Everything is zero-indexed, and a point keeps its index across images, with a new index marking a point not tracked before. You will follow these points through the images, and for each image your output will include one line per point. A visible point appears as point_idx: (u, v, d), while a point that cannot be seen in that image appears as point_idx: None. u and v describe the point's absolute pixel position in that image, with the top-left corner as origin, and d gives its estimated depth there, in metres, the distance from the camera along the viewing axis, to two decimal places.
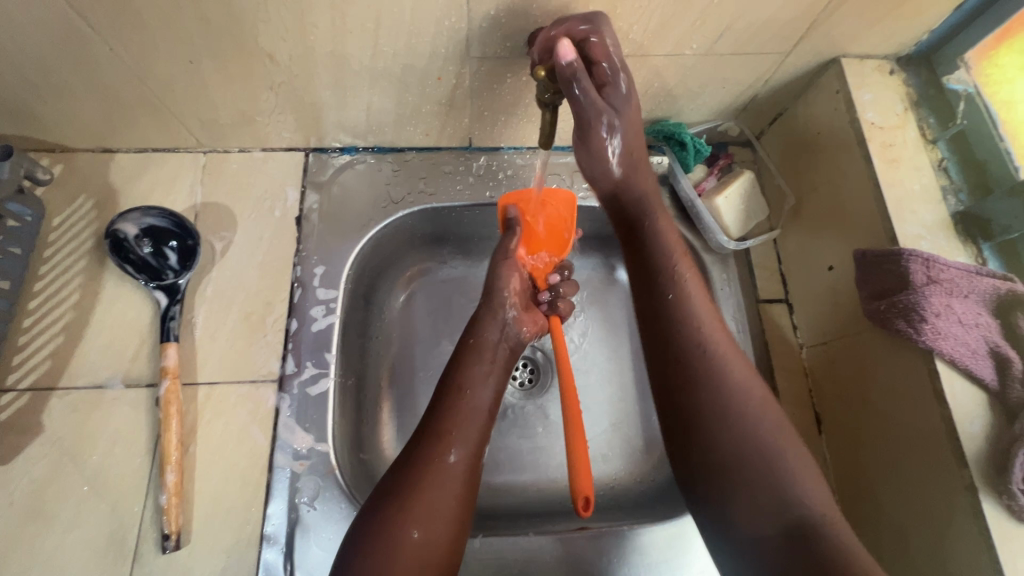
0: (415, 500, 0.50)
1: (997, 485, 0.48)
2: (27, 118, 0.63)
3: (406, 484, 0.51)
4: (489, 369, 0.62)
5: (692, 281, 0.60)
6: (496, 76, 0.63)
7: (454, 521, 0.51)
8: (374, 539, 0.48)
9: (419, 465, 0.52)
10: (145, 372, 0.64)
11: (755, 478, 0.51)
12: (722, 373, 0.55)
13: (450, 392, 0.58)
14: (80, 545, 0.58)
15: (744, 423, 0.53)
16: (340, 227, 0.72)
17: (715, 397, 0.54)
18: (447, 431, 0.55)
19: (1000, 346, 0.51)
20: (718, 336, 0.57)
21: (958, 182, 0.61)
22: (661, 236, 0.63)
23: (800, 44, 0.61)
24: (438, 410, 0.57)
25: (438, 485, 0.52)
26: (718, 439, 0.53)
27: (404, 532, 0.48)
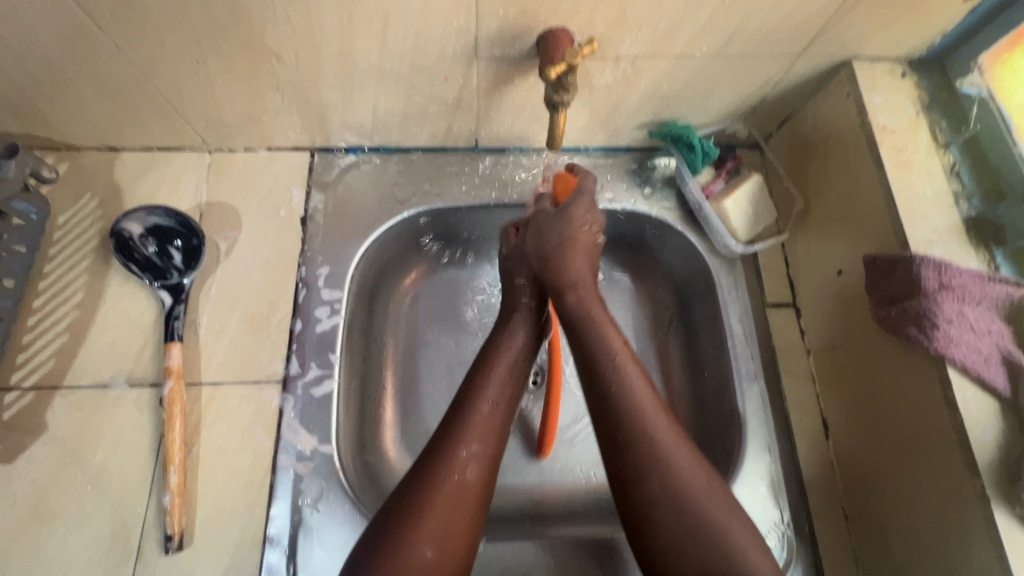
0: (429, 516, 0.49)
1: (1009, 495, 0.48)
2: (33, 116, 0.63)
3: (418, 506, 0.50)
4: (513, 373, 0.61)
5: (633, 367, 0.56)
6: (504, 77, 0.62)
7: (465, 539, 0.50)
8: (386, 556, 0.47)
9: (435, 480, 0.51)
10: (149, 371, 0.64)
11: (704, 560, 0.47)
12: (670, 462, 0.50)
13: (470, 404, 0.57)
14: (82, 545, 0.57)
15: (684, 500, 0.49)
16: (345, 227, 0.72)
17: (665, 486, 0.50)
18: (465, 446, 0.54)
19: (1013, 354, 0.51)
20: (658, 419, 0.53)
21: (971, 187, 0.60)
22: (601, 326, 0.59)
23: (811, 46, 0.60)
24: (456, 420, 0.56)
25: (454, 501, 0.51)
26: (665, 530, 0.49)
27: (417, 550, 0.47)
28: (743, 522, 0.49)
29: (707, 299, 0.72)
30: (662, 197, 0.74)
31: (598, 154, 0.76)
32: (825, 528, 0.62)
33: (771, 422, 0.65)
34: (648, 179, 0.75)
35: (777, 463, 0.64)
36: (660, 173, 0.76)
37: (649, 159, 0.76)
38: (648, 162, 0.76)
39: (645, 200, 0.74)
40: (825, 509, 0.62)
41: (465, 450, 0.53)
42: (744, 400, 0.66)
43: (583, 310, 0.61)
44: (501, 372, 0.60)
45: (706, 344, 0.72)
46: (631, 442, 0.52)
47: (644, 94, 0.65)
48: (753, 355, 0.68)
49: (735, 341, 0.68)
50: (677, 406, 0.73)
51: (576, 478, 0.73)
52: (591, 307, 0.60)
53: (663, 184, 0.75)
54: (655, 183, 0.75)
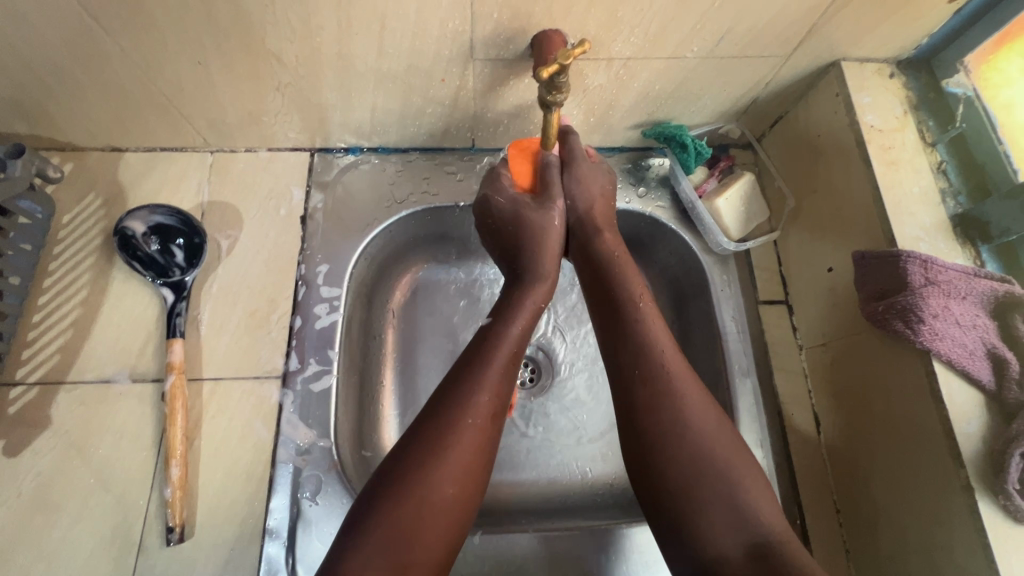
0: (449, 457, 0.50)
1: (993, 485, 0.49)
2: (39, 117, 0.65)
3: (433, 438, 0.51)
4: (532, 324, 0.60)
5: (650, 308, 0.59)
6: (500, 78, 0.63)
7: (475, 482, 0.51)
8: (401, 495, 0.47)
9: (452, 423, 0.51)
10: (151, 367, 0.65)
11: (713, 493, 0.49)
12: (683, 397, 0.53)
13: (488, 350, 0.57)
14: (85, 536, 0.58)
15: (692, 433, 0.51)
16: (345, 226, 0.73)
17: (675, 416, 0.52)
18: (481, 389, 0.54)
19: (998, 348, 0.52)
20: (673, 358, 0.55)
21: (957, 185, 0.61)
22: (622, 271, 0.61)
23: (800, 47, 0.61)
24: (474, 364, 0.55)
25: (471, 443, 0.51)
26: (675, 458, 0.51)
27: (433, 489, 0.48)
28: (749, 466, 0.51)
29: (701, 296, 0.73)
30: (656, 196, 0.75)
31: None
32: (816, 522, 0.62)
33: (763, 417, 0.66)
34: (643, 178, 0.76)
35: (769, 458, 0.64)
36: (654, 172, 0.77)
37: (644, 159, 0.77)
38: (642, 162, 0.77)
39: (639, 199, 0.75)
40: (817, 503, 0.63)
41: (484, 396, 0.53)
42: (736, 396, 0.67)
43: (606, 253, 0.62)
44: (524, 323, 0.59)
45: (699, 340, 0.73)
46: (647, 377, 0.54)
47: (637, 95, 0.67)
48: (746, 352, 0.69)
49: (728, 337, 0.69)
50: None
51: (571, 473, 0.74)
52: (612, 253, 0.62)
53: (657, 183, 0.76)
54: (649, 182, 0.76)
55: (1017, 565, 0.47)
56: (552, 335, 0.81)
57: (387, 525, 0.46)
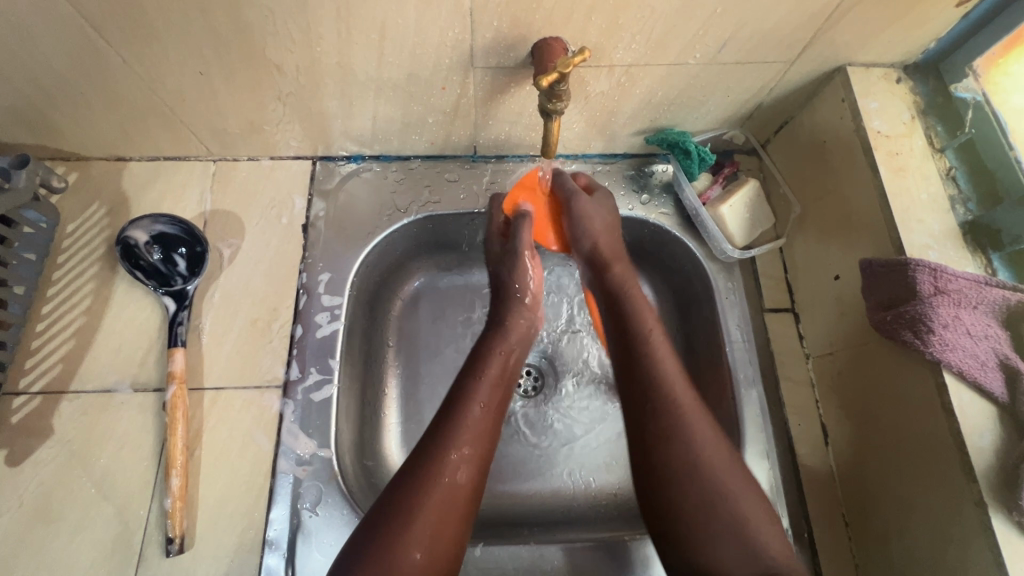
0: (421, 518, 0.49)
1: (1007, 500, 0.47)
2: (44, 127, 0.65)
3: (408, 505, 0.49)
4: (501, 378, 0.61)
5: (660, 341, 0.59)
6: (501, 86, 0.63)
7: (453, 542, 0.50)
8: (374, 555, 0.46)
9: (425, 480, 0.51)
10: (152, 376, 0.65)
11: (723, 526, 0.48)
12: (693, 434, 0.52)
13: (462, 406, 0.56)
14: (86, 547, 0.58)
15: (699, 469, 0.50)
16: (346, 234, 0.73)
17: (682, 449, 0.51)
18: (456, 449, 0.53)
19: (1010, 358, 0.50)
20: (682, 392, 0.54)
21: (967, 192, 0.60)
22: (639, 305, 0.62)
23: (805, 52, 0.61)
24: (449, 423, 0.55)
25: (445, 503, 0.50)
26: (683, 494, 0.50)
27: (405, 554, 0.47)
28: (751, 491, 0.50)
29: (705, 304, 0.72)
30: (659, 202, 0.75)
31: (596, 161, 0.77)
32: (824, 535, 0.61)
33: (769, 427, 0.65)
34: (646, 185, 0.76)
35: (776, 469, 0.63)
36: (657, 179, 0.76)
37: (647, 165, 0.77)
38: (646, 168, 0.77)
39: (643, 206, 0.74)
40: (824, 515, 0.62)
41: (455, 453, 0.53)
42: (741, 406, 0.66)
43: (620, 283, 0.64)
44: (493, 377, 0.60)
45: (703, 349, 0.72)
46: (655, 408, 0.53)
47: (640, 101, 0.66)
48: (751, 360, 0.68)
49: (732, 346, 0.68)
50: None
51: (575, 484, 0.73)
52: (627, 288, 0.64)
53: (660, 190, 0.76)
54: (652, 189, 0.76)
55: None
56: (554, 342, 0.80)
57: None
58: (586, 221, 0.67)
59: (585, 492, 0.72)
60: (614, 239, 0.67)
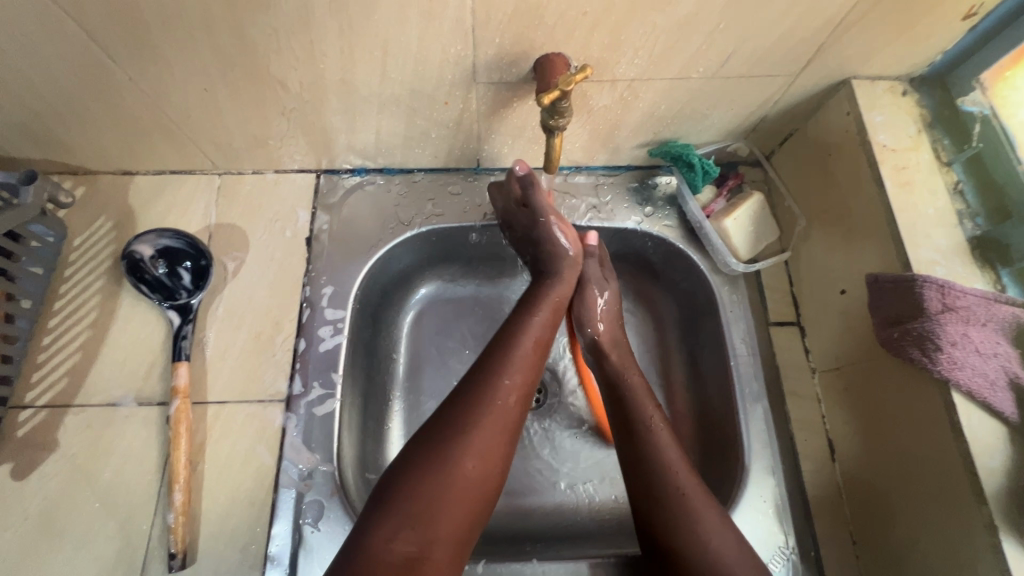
0: (476, 433, 0.52)
1: (1018, 523, 0.46)
2: (52, 143, 0.66)
3: (466, 421, 0.52)
4: (552, 317, 0.63)
5: (661, 426, 0.59)
6: (503, 101, 0.63)
7: (504, 458, 0.53)
8: (429, 467, 0.49)
9: (479, 397, 0.54)
10: (156, 390, 0.65)
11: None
12: (698, 512, 0.52)
13: (514, 334, 0.59)
14: (90, 561, 0.58)
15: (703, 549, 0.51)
16: (349, 247, 0.73)
17: (690, 533, 0.52)
18: (512, 374, 0.56)
19: (1020, 377, 0.50)
20: (681, 471, 0.55)
21: (975, 206, 0.59)
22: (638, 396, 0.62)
23: (809, 66, 0.60)
24: (503, 351, 0.58)
25: (499, 422, 0.53)
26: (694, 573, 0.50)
27: (463, 465, 0.50)
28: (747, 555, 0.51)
29: (710, 317, 0.72)
30: (662, 215, 0.74)
31: (600, 173, 0.77)
32: (831, 553, 0.60)
33: (775, 443, 0.65)
34: (649, 198, 0.75)
35: (782, 486, 0.63)
36: (661, 191, 0.76)
37: (651, 178, 0.76)
38: (649, 180, 0.76)
39: (646, 218, 0.74)
40: (831, 533, 0.61)
41: (507, 379, 0.55)
42: (747, 421, 0.65)
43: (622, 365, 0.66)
44: (544, 313, 0.63)
45: (708, 363, 0.72)
46: (664, 504, 0.53)
47: (643, 115, 0.66)
48: (756, 375, 0.68)
49: (737, 360, 0.68)
50: (681, 426, 0.72)
51: (577, 498, 0.72)
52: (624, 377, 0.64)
53: (664, 202, 0.75)
54: (656, 202, 0.75)
55: None
56: (556, 354, 0.80)
57: (411, 503, 0.48)
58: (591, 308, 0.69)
59: (588, 506, 0.72)
60: (614, 327, 0.69)
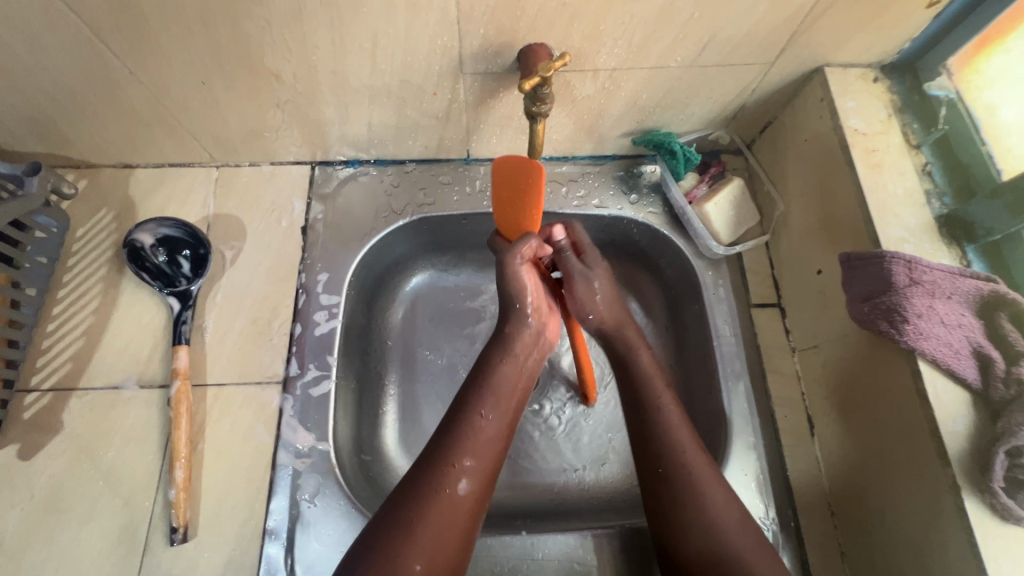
0: (422, 532, 0.50)
1: (979, 483, 0.48)
2: (56, 136, 0.69)
3: (412, 514, 0.51)
4: (509, 385, 0.61)
5: (672, 408, 0.60)
6: (489, 91, 0.66)
7: (457, 550, 0.51)
8: (375, 571, 0.47)
9: (427, 495, 0.52)
10: (157, 374, 0.68)
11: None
12: (703, 491, 0.55)
13: (466, 417, 0.57)
14: (94, 537, 0.61)
15: (696, 501, 0.54)
16: (344, 235, 0.75)
17: (691, 500, 0.54)
18: (461, 459, 0.54)
19: (984, 347, 0.51)
20: (696, 458, 0.57)
21: (942, 186, 0.61)
22: (647, 373, 0.63)
23: (783, 55, 0.63)
24: (450, 435, 0.56)
25: (445, 518, 0.51)
26: (695, 554, 0.53)
27: (407, 563, 0.48)
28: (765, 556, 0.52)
29: (694, 300, 0.75)
30: (647, 202, 0.77)
31: (586, 162, 0.79)
32: (810, 523, 0.63)
33: (755, 418, 0.67)
34: (635, 185, 0.78)
35: (762, 458, 0.65)
36: (646, 179, 0.78)
37: (636, 166, 0.79)
38: (635, 169, 0.79)
39: (631, 205, 0.77)
40: (810, 505, 0.63)
41: (466, 460, 0.54)
42: (728, 399, 0.67)
43: (626, 346, 0.66)
44: (497, 383, 0.60)
45: (692, 344, 0.74)
46: (663, 460, 0.57)
47: (624, 105, 0.68)
48: (737, 354, 0.70)
49: (719, 341, 0.70)
50: None
51: (568, 477, 0.75)
52: (634, 345, 0.66)
53: (649, 189, 0.78)
54: (641, 189, 0.78)
55: (1008, 565, 0.46)
56: None
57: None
58: (588, 299, 0.69)
59: (578, 484, 0.74)
60: (616, 311, 0.69)
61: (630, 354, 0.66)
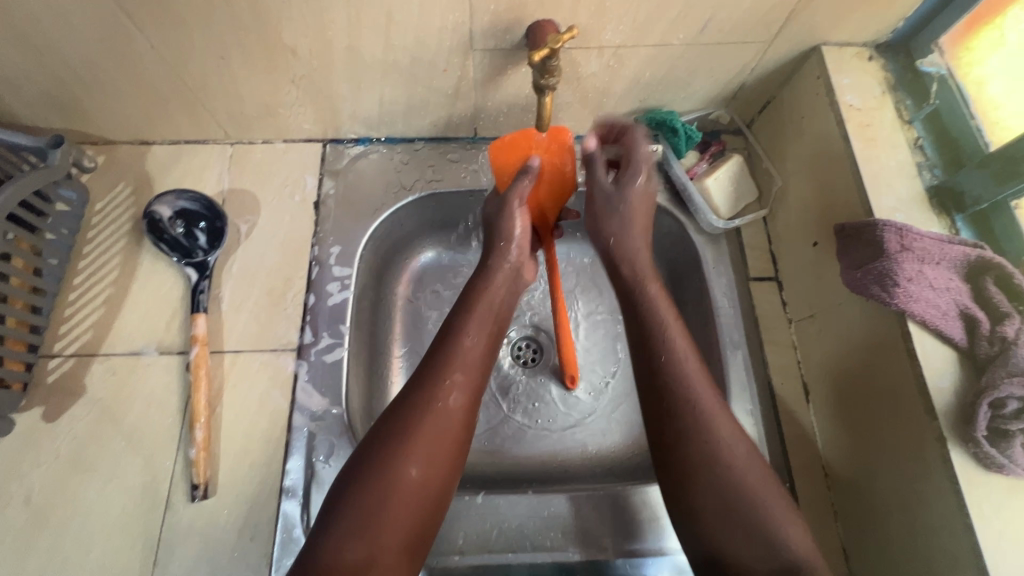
0: (416, 440, 0.51)
1: (964, 434, 0.51)
2: (77, 111, 0.71)
3: (403, 426, 0.52)
4: (493, 312, 0.63)
5: (680, 340, 0.60)
6: (498, 68, 0.68)
7: (450, 462, 0.53)
8: (369, 479, 0.49)
9: (418, 408, 0.53)
10: (176, 341, 0.70)
11: (738, 520, 0.52)
12: (708, 424, 0.55)
13: (453, 338, 0.58)
14: (118, 494, 0.63)
15: (705, 435, 0.55)
16: (355, 210, 0.78)
17: (696, 431, 0.55)
18: (452, 374, 0.55)
19: (970, 308, 0.54)
20: (709, 399, 0.57)
21: (933, 159, 0.64)
22: (653, 299, 0.63)
23: (782, 33, 0.65)
24: (440, 354, 0.57)
25: (437, 428, 0.53)
26: (702, 484, 0.54)
27: (402, 470, 0.50)
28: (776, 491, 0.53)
29: (693, 274, 0.77)
30: None
31: None
32: (804, 483, 0.65)
33: (753, 385, 0.69)
34: None
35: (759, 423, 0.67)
36: None
37: None
38: None
39: None
40: (806, 467, 0.66)
41: (457, 375, 0.56)
42: (727, 366, 0.70)
43: (634, 272, 0.66)
44: (482, 310, 0.62)
45: (692, 316, 0.77)
46: (665, 389, 0.58)
47: (628, 83, 0.71)
48: (736, 324, 0.72)
49: (719, 312, 0.72)
50: None
51: (572, 447, 0.77)
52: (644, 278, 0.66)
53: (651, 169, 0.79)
54: None
55: (990, 510, 0.49)
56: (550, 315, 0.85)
57: (360, 511, 0.48)
58: (610, 215, 0.69)
59: (582, 453, 0.77)
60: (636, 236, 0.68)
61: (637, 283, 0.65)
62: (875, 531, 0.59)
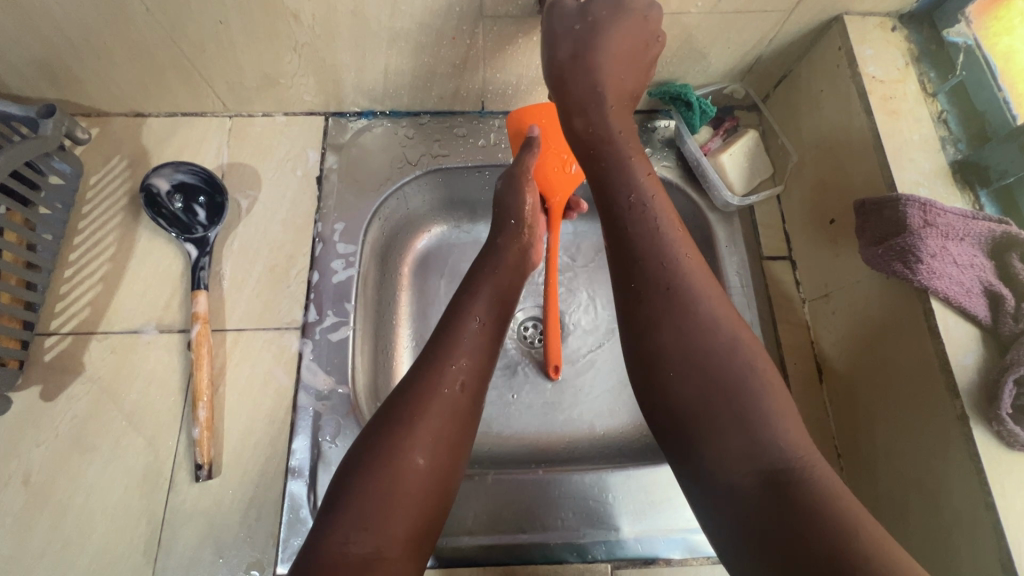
0: (422, 426, 0.47)
1: (986, 413, 0.50)
2: (67, 80, 0.68)
3: (408, 412, 0.48)
4: (500, 295, 0.59)
5: (657, 201, 0.52)
6: (508, 37, 0.65)
7: (456, 451, 0.48)
8: (374, 466, 0.45)
9: (423, 392, 0.49)
10: (177, 319, 0.68)
11: (721, 415, 0.42)
12: (689, 299, 0.46)
13: (460, 320, 0.55)
14: (120, 474, 0.62)
15: (686, 310, 0.46)
16: (359, 184, 0.75)
17: (674, 310, 0.46)
18: (458, 356, 0.52)
19: (994, 284, 0.53)
20: (693, 269, 0.48)
21: (957, 133, 0.62)
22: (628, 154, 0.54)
23: (803, 1, 0.63)
24: (444, 336, 0.54)
25: (445, 413, 0.49)
26: (680, 373, 0.44)
27: (408, 459, 0.45)
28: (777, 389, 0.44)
29: (705, 253, 0.75)
30: (661, 156, 0.77)
31: None
32: None
33: None
34: (649, 140, 0.78)
35: None
36: (660, 134, 0.78)
37: (650, 121, 0.79)
38: (649, 124, 0.79)
39: None
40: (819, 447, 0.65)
41: (464, 359, 0.52)
42: None
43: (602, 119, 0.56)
44: (489, 294, 0.58)
45: None
46: (637, 247, 0.49)
47: None
48: (749, 303, 0.71)
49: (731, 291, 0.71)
50: None
51: (581, 427, 0.76)
52: (616, 137, 0.56)
53: (662, 144, 0.78)
54: (655, 144, 0.78)
55: (1012, 488, 0.48)
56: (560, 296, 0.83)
57: (366, 497, 0.43)
58: (583, 47, 0.57)
59: (592, 433, 0.76)
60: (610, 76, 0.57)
61: (609, 139, 0.55)
62: (891, 510, 0.58)
